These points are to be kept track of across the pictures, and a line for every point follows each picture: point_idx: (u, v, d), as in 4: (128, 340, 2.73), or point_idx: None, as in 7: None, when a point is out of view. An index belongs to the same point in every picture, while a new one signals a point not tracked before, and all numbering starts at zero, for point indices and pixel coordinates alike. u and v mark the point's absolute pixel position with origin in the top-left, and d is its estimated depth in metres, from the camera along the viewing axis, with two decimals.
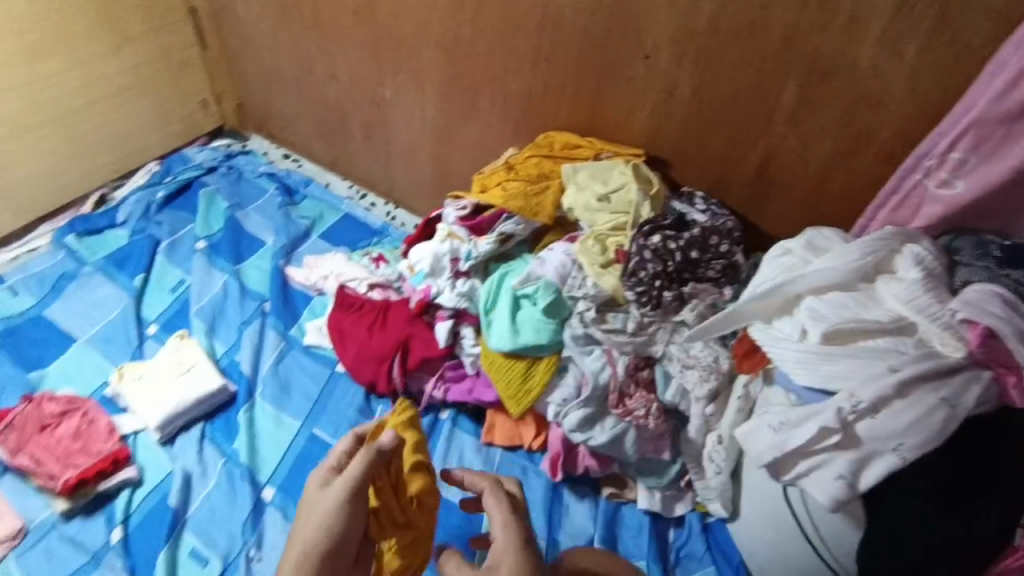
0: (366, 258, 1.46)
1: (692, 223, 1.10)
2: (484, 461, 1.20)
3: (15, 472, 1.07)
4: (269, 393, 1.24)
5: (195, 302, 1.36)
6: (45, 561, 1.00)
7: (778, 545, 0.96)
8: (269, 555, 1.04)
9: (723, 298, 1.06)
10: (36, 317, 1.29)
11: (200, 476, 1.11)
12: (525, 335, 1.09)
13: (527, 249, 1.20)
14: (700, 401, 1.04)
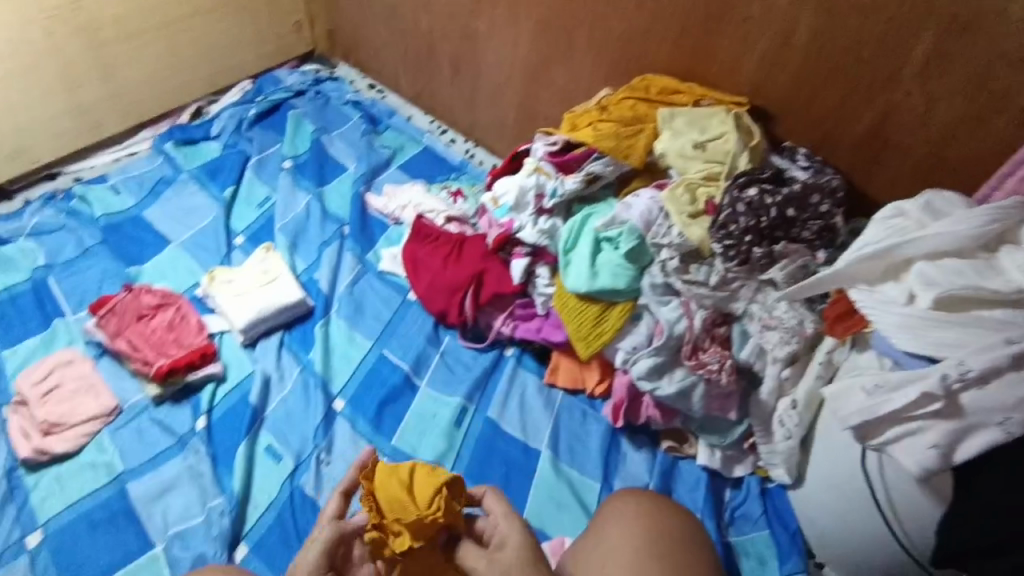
0: (444, 191, 1.46)
1: (792, 179, 1.05)
2: (546, 402, 1.20)
3: (113, 356, 1.16)
4: (344, 312, 1.28)
5: (280, 218, 1.40)
6: (137, 439, 1.08)
7: (841, 515, 0.95)
8: (337, 461, 1.10)
9: (816, 261, 1.01)
10: (136, 218, 1.37)
11: (278, 380, 1.17)
12: (603, 279, 1.08)
13: (612, 193, 1.18)
14: (777, 363, 1.02)
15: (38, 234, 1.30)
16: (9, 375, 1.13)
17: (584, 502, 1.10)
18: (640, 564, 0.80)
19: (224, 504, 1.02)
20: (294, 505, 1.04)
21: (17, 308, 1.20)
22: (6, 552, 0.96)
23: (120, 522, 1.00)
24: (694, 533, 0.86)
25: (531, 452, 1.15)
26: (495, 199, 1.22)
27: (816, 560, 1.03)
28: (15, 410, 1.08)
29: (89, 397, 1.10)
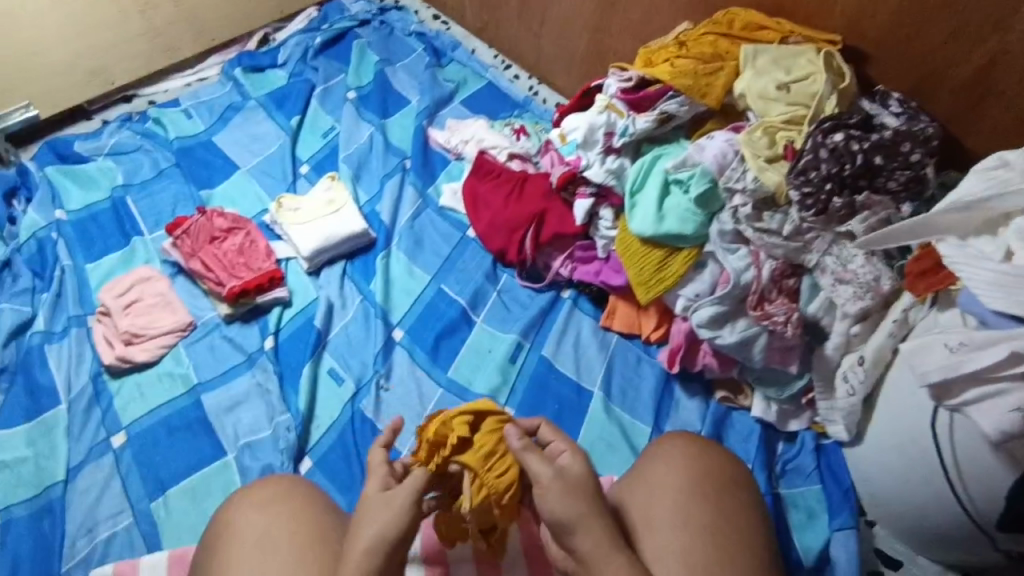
0: (508, 129, 1.43)
1: (882, 126, 0.98)
2: (600, 345, 1.19)
3: (187, 276, 1.22)
4: (404, 246, 1.29)
5: (344, 148, 1.41)
6: (210, 353, 1.14)
7: (900, 473, 0.93)
8: (396, 387, 1.13)
9: (899, 215, 0.96)
10: (207, 142, 1.41)
11: (341, 308, 1.21)
12: (669, 223, 1.07)
13: (683, 135, 1.15)
14: (846, 319, 0.99)
15: (114, 154, 1.37)
16: (93, 287, 1.20)
17: (634, 444, 1.10)
18: (685, 504, 0.79)
19: (290, 420, 1.07)
20: (355, 427, 1.08)
21: (99, 225, 1.27)
22: (94, 448, 1.04)
23: (195, 429, 1.06)
24: (738, 477, 0.83)
25: (584, 392, 1.15)
26: (562, 137, 1.18)
27: (868, 518, 1.03)
28: (99, 320, 1.15)
29: (167, 312, 1.17)
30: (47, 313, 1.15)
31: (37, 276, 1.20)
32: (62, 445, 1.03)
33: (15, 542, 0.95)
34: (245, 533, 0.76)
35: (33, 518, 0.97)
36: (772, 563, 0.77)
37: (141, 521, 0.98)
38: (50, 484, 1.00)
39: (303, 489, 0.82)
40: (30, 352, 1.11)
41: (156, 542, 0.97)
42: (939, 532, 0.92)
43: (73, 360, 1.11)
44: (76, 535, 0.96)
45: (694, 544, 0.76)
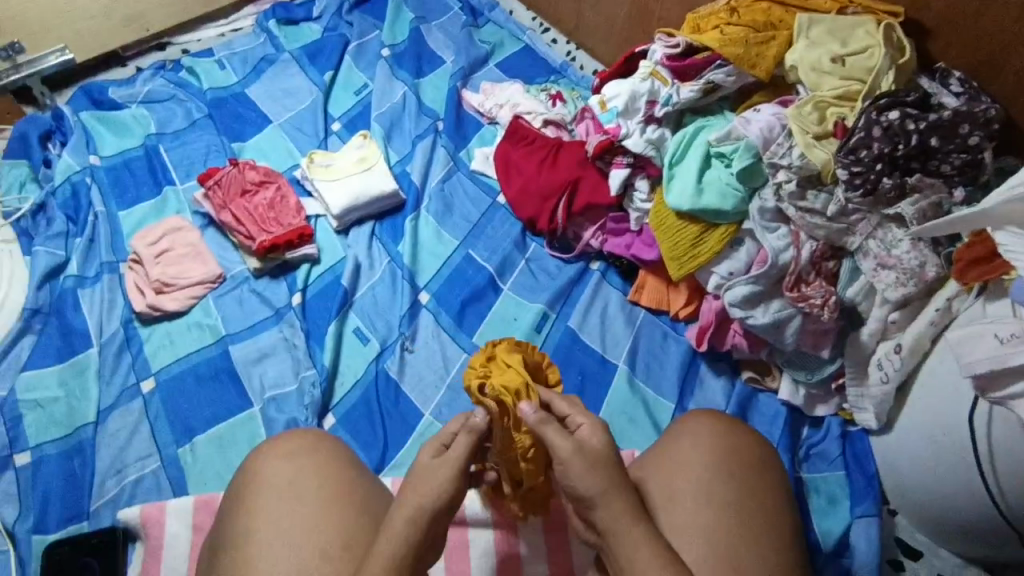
0: (544, 94, 1.39)
1: (940, 106, 0.94)
2: (627, 320, 1.17)
3: (218, 228, 1.23)
4: (433, 209, 1.27)
5: (376, 106, 1.39)
6: (238, 306, 1.15)
7: (930, 465, 0.92)
8: (420, 350, 1.13)
9: (951, 200, 0.92)
10: (239, 94, 1.40)
11: (368, 268, 1.20)
12: (708, 198, 1.05)
13: (728, 106, 1.13)
14: (885, 305, 0.97)
15: (148, 103, 1.37)
16: (125, 235, 1.21)
17: (656, 419, 1.08)
18: (711, 481, 0.78)
19: (316, 376, 1.07)
20: (379, 387, 1.08)
21: (131, 173, 1.27)
22: (124, 393, 1.05)
23: (222, 379, 1.08)
24: (765, 456, 0.82)
25: (609, 365, 1.13)
26: (602, 103, 1.17)
27: (890, 507, 1.02)
28: (131, 268, 1.16)
29: (197, 263, 1.17)
30: (80, 258, 1.16)
31: (71, 221, 1.21)
32: (93, 388, 1.05)
33: (48, 479, 0.98)
34: (273, 483, 0.77)
35: (64, 456, 0.99)
36: (796, 544, 0.77)
37: (168, 466, 1.00)
38: (81, 425, 1.02)
39: (330, 443, 0.82)
40: (63, 295, 1.13)
41: (182, 487, 0.99)
42: (964, 524, 0.90)
43: (105, 305, 1.12)
44: (104, 475, 0.98)
45: (719, 521, 0.75)
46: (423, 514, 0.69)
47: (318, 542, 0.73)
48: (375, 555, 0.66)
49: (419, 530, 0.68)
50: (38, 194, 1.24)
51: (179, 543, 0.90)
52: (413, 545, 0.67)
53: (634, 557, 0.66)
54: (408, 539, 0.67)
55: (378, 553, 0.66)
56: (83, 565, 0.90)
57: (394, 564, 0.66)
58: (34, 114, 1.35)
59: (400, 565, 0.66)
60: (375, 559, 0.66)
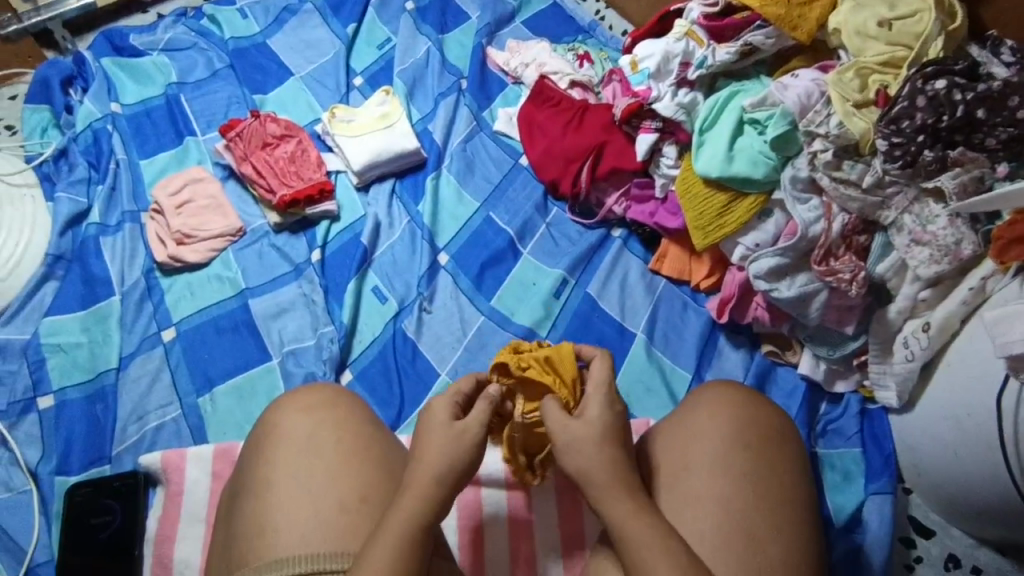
0: (571, 54, 1.35)
1: (989, 76, 0.89)
2: (647, 288, 1.16)
3: (238, 181, 1.22)
4: (455, 168, 1.25)
5: (399, 62, 1.36)
6: (257, 259, 1.15)
7: (952, 447, 0.91)
8: (438, 311, 1.12)
9: (993, 175, 0.88)
10: (261, 44, 1.37)
11: (388, 226, 1.19)
12: (739, 165, 1.03)
13: (765, 71, 1.10)
14: (916, 282, 0.95)
15: (169, 50, 1.35)
16: (146, 184, 1.20)
17: (673, 390, 1.07)
18: (727, 451, 0.77)
19: (334, 332, 1.07)
20: (396, 345, 1.08)
21: (152, 121, 1.26)
22: (145, 341, 1.06)
23: (242, 331, 1.08)
24: (784, 429, 0.81)
25: (626, 333, 1.11)
26: (634, 64, 1.14)
27: (905, 485, 1.02)
28: (152, 218, 1.16)
29: (217, 215, 1.17)
30: (102, 206, 1.16)
31: (93, 168, 1.21)
32: (115, 334, 1.06)
33: (70, 422, 0.99)
34: (293, 436, 0.78)
35: (87, 401, 1.01)
36: (811, 519, 0.76)
37: (189, 415, 1.01)
38: (103, 370, 1.04)
39: (348, 400, 0.83)
40: (85, 243, 1.13)
41: (201, 435, 1.00)
42: (981, 505, 0.89)
43: (127, 254, 1.13)
44: (126, 421, 1.00)
45: (734, 491, 0.74)
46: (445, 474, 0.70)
47: (337, 494, 0.74)
48: (398, 509, 0.67)
49: (443, 491, 0.69)
50: (60, 139, 1.25)
51: (198, 489, 0.91)
52: (437, 502, 0.68)
53: (630, 519, 0.64)
54: (433, 499, 0.68)
55: (401, 508, 0.67)
56: (105, 506, 0.92)
57: (417, 518, 0.66)
58: (56, 59, 1.33)
59: (422, 521, 0.66)
60: (398, 513, 0.66)
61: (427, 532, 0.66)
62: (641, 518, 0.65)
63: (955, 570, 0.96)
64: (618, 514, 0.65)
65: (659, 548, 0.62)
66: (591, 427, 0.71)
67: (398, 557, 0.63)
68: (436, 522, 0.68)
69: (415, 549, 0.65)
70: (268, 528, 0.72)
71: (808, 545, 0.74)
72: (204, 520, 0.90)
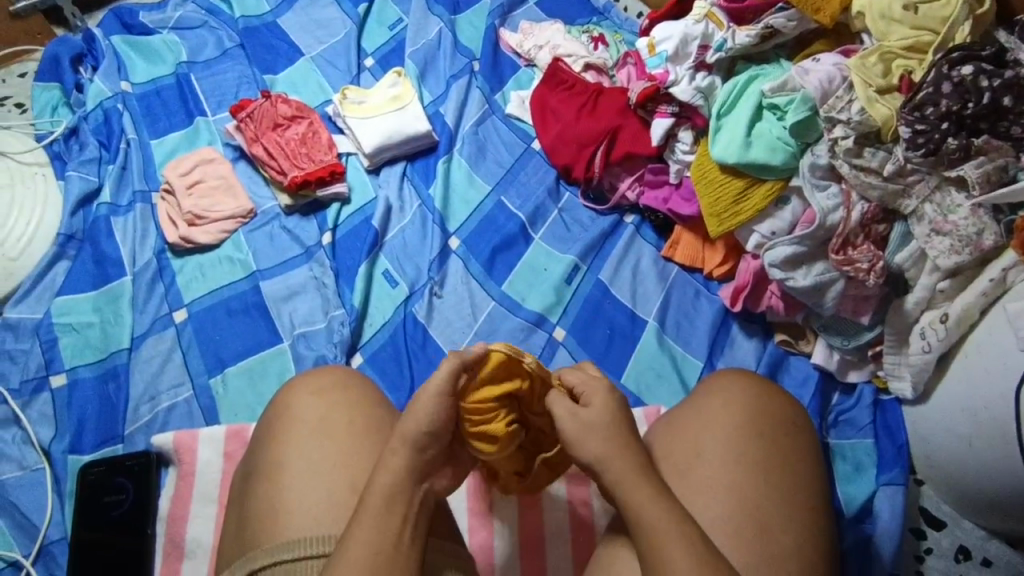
0: (585, 36, 1.33)
1: (1016, 63, 0.86)
2: (660, 276, 1.15)
3: (249, 162, 1.21)
4: (466, 152, 1.24)
5: (411, 43, 1.34)
6: (268, 241, 1.15)
7: (967, 441, 0.90)
8: (449, 296, 1.11)
9: (1018, 164, 0.87)
10: (271, 23, 1.36)
11: (399, 209, 1.18)
12: (757, 151, 1.01)
13: (785, 55, 1.08)
14: (935, 272, 0.93)
15: (179, 29, 1.34)
16: (157, 164, 1.20)
17: (685, 378, 1.07)
18: (739, 440, 0.76)
19: (345, 315, 1.07)
20: (407, 329, 1.08)
21: (162, 100, 1.25)
22: (156, 322, 1.06)
23: (253, 313, 1.08)
24: (797, 419, 0.81)
25: (638, 320, 1.10)
26: (651, 48, 1.14)
27: (917, 477, 1.01)
28: (163, 198, 1.15)
29: (229, 197, 1.16)
30: (113, 185, 1.16)
31: (104, 147, 1.21)
32: (126, 314, 1.06)
33: (83, 402, 1.00)
34: (303, 418, 0.78)
35: (99, 380, 1.01)
36: (824, 510, 0.76)
37: (201, 396, 1.02)
38: (115, 350, 1.04)
39: (358, 381, 0.82)
40: (96, 222, 1.13)
41: (212, 415, 1.01)
42: (994, 497, 0.89)
43: (138, 234, 1.12)
44: (138, 401, 1.00)
45: (747, 480, 0.74)
46: (420, 437, 0.68)
47: (347, 475, 0.74)
48: (376, 483, 0.66)
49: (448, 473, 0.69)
50: (71, 118, 1.24)
51: (211, 469, 0.93)
52: (412, 471, 0.67)
53: (648, 509, 0.63)
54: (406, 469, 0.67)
55: (377, 483, 0.66)
56: (118, 485, 0.92)
57: (390, 490, 0.66)
58: (66, 37, 1.32)
59: (393, 492, 0.66)
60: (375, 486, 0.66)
61: (402, 505, 0.65)
62: (656, 503, 0.64)
63: (965, 562, 0.95)
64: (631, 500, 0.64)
65: (674, 531, 0.62)
66: (608, 411, 0.70)
67: (379, 530, 0.63)
68: (415, 495, 0.67)
69: (392, 517, 0.64)
70: (278, 508, 0.72)
71: (820, 536, 0.73)
72: (217, 501, 0.91)
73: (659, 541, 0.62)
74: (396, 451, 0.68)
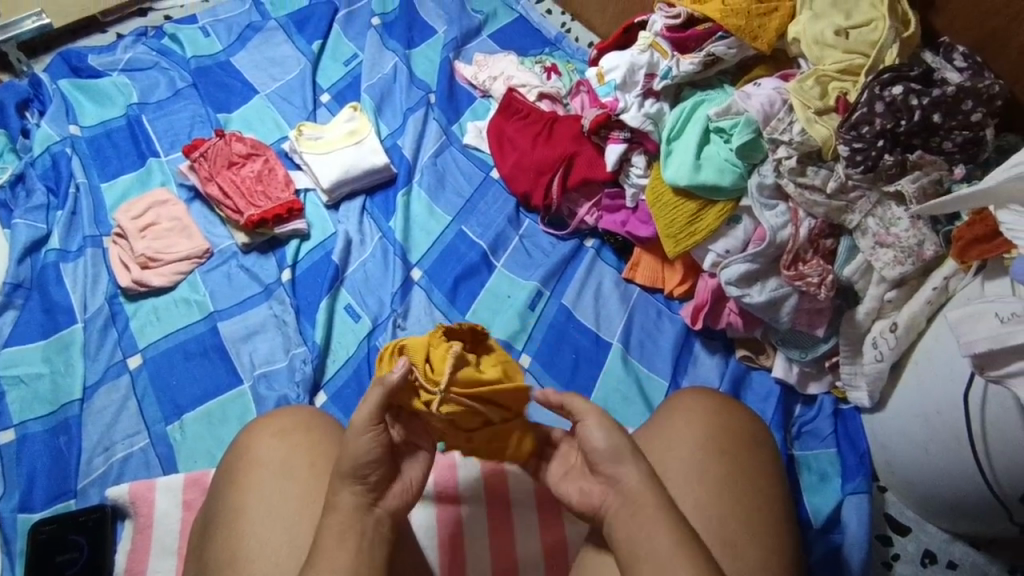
0: (538, 67, 1.36)
1: (943, 82, 0.92)
2: (622, 297, 1.16)
3: (204, 202, 1.20)
4: (425, 183, 1.24)
5: (367, 77, 1.35)
6: (225, 281, 1.13)
7: (921, 446, 0.93)
8: (412, 328, 1.11)
9: (951, 177, 0.91)
10: (224, 63, 1.36)
11: (360, 242, 1.18)
12: (707, 173, 1.04)
13: (728, 81, 1.12)
14: (882, 283, 0.96)
15: (129, 71, 1.33)
16: (108, 207, 1.17)
17: (650, 398, 1.07)
18: (702, 459, 0.77)
19: (307, 352, 1.06)
20: (370, 364, 1.06)
21: (113, 143, 1.24)
22: (109, 370, 1.03)
23: (212, 356, 1.06)
24: (758, 435, 0.81)
25: (602, 343, 1.11)
26: (601, 76, 1.17)
27: (880, 483, 1.03)
28: (114, 241, 1.13)
29: (184, 238, 1.15)
30: (62, 231, 1.13)
31: (52, 192, 1.18)
32: (78, 363, 1.03)
33: (32, 457, 0.95)
34: (267, 461, 0.76)
35: (50, 433, 0.97)
36: (790, 524, 0.76)
37: (157, 444, 0.98)
38: (66, 402, 1.00)
39: (320, 420, 0.81)
40: (45, 270, 1.10)
41: (171, 463, 0.97)
42: (951, 497, 0.91)
43: (89, 280, 1.10)
44: (91, 452, 0.97)
45: (709, 496, 0.74)
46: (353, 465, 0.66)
47: (309, 517, 0.72)
48: (328, 521, 0.65)
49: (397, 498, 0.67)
50: (16, 164, 1.21)
51: (169, 520, 0.89)
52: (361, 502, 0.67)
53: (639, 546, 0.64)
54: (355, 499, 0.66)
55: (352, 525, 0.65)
56: (72, 542, 0.88)
57: (342, 524, 0.65)
58: (12, 82, 1.30)
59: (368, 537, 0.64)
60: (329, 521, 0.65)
61: (354, 536, 0.65)
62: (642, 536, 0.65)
63: (932, 566, 0.97)
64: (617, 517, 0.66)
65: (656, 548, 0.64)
66: None
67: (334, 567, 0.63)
68: (365, 525, 0.66)
69: (344, 551, 0.64)
70: (240, 557, 0.70)
71: (787, 548, 0.74)
72: (177, 552, 0.88)
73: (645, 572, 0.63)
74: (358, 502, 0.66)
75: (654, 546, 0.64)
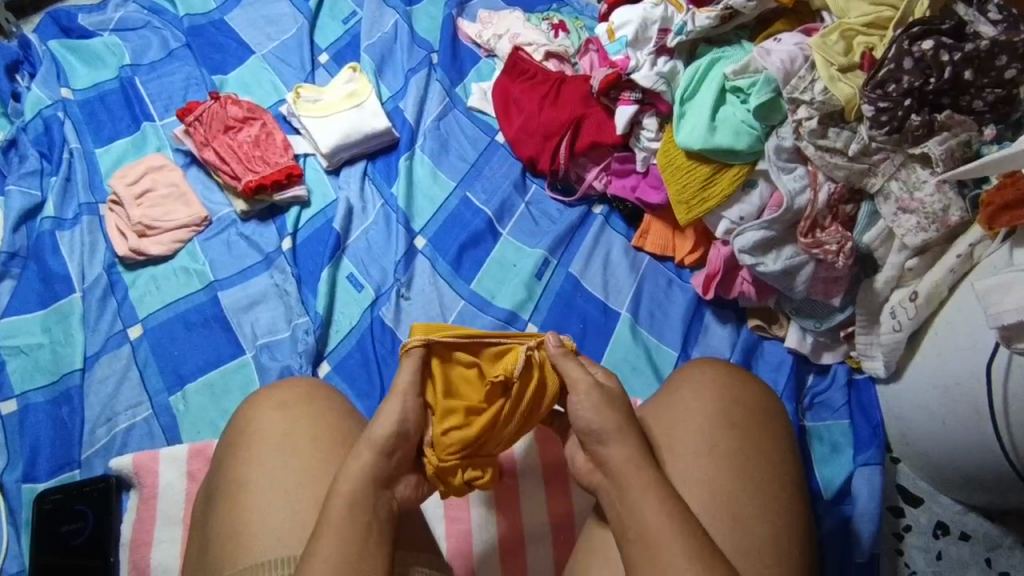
0: (545, 24, 1.30)
1: (976, 36, 0.86)
2: (631, 265, 1.13)
3: (201, 167, 1.17)
4: (427, 147, 1.20)
5: (366, 36, 1.29)
6: (225, 250, 1.10)
7: (938, 417, 0.90)
8: (416, 297, 1.08)
9: (980, 138, 0.86)
10: (218, 21, 1.31)
11: (361, 210, 1.14)
12: (722, 135, 0.99)
13: (746, 36, 1.07)
14: (903, 251, 0.93)
15: (120, 30, 1.28)
16: (103, 173, 1.15)
17: (659, 368, 1.05)
18: (712, 431, 0.75)
19: (309, 323, 1.03)
20: (374, 334, 1.04)
21: (106, 106, 1.20)
22: (110, 340, 1.02)
23: (213, 326, 1.04)
24: (771, 407, 0.79)
25: (610, 312, 1.08)
26: (611, 32, 1.10)
27: (893, 454, 1.01)
28: (111, 209, 1.11)
29: (181, 205, 1.12)
30: (57, 199, 1.11)
31: (45, 158, 1.15)
32: (78, 334, 1.01)
33: (35, 428, 0.95)
34: (267, 434, 0.75)
35: (52, 404, 0.97)
36: (801, 498, 0.75)
37: (161, 414, 0.97)
38: (67, 372, 0.99)
39: (320, 392, 0.79)
40: (41, 238, 1.07)
41: (174, 434, 0.97)
42: (966, 469, 0.90)
43: (86, 248, 1.07)
44: (94, 423, 0.96)
45: (718, 470, 0.73)
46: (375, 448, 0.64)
47: (312, 491, 0.71)
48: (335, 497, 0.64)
49: None
50: (8, 129, 1.18)
51: (174, 490, 0.89)
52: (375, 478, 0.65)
53: (645, 521, 0.63)
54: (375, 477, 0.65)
55: (343, 504, 0.63)
56: (77, 513, 0.88)
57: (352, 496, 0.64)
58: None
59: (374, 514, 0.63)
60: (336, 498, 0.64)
61: (364, 510, 0.64)
62: (646, 510, 0.63)
63: (944, 537, 0.96)
64: (621, 491, 0.65)
65: (665, 525, 0.62)
66: None
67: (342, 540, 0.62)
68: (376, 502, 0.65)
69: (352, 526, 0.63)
70: (242, 532, 0.69)
71: (798, 523, 0.72)
72: (182, 522, 0.88)
73: (650, 548, 0.62)
74: (359, 482, 0.64)
75: (658, 524, 0.63)
